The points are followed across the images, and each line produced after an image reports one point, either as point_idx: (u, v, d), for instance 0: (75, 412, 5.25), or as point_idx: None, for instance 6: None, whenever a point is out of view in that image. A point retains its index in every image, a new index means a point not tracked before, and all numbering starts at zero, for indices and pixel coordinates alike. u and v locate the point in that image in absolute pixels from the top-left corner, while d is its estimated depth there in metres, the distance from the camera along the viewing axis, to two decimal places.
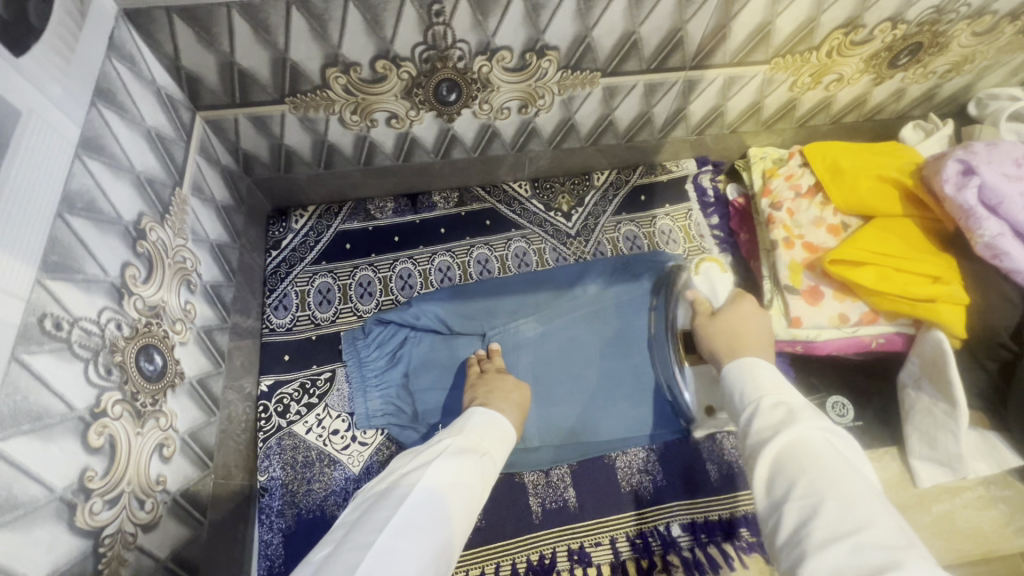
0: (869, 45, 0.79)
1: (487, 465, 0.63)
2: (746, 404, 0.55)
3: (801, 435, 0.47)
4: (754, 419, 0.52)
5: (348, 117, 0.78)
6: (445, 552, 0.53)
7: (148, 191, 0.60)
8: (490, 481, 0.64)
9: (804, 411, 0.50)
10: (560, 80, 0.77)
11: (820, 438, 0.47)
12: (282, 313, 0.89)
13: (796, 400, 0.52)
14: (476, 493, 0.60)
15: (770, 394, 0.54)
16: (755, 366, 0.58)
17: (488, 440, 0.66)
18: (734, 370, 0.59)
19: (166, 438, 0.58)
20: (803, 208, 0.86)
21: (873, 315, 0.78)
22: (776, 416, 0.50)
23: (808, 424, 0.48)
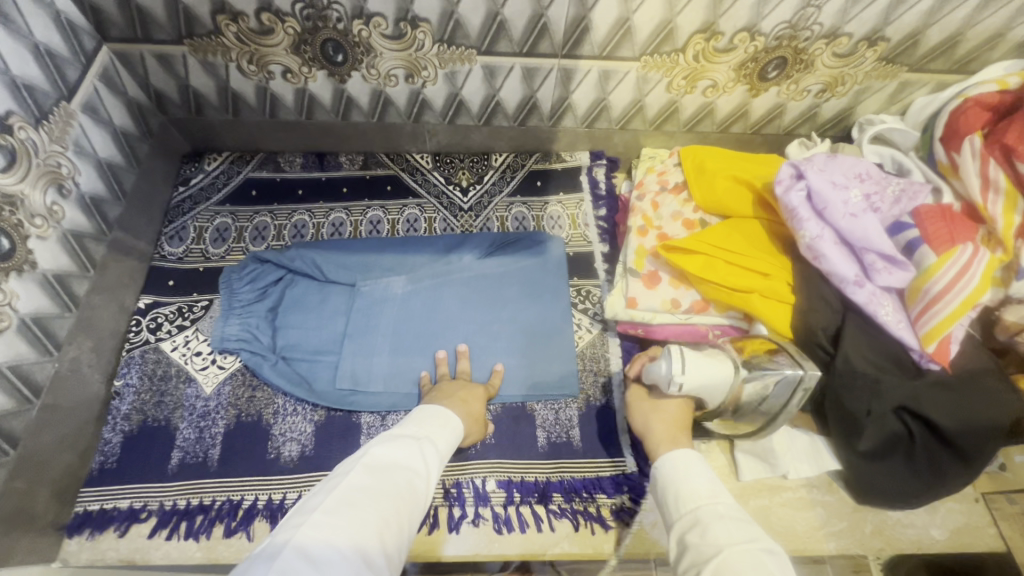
0: (733, 53, 0.84)
1: (430, 447, 0.68)
2: (681, 518, 0.58)
3: (735, 559, 0.50)
4: (693, 534, 0.55)
5: (245, 66, 0.86)
6: (388, 530, 0.56)
7: (25, 95, 0.68)
8: (437, 464, 0.68)
9: (729, 529, 0.53)
10: (438, 54, 0.84)
11: (749, 556, 0.50)
12: (176, 243, 0.96)
13: (725, 513, 0.56)
14: (419, 474, 0.64)
15: (701, 505, 0.58)
16: (690, 469, 0.62)
17: (427, 428, 0.70)
18: (671, 469, 0.63)
19: (0, 312, 0.65)
20: (666, 202, 0.91)
21: (704, 304, 0.82)
22: (703, 533, 0.54)
23: (739, 549, 0.51)
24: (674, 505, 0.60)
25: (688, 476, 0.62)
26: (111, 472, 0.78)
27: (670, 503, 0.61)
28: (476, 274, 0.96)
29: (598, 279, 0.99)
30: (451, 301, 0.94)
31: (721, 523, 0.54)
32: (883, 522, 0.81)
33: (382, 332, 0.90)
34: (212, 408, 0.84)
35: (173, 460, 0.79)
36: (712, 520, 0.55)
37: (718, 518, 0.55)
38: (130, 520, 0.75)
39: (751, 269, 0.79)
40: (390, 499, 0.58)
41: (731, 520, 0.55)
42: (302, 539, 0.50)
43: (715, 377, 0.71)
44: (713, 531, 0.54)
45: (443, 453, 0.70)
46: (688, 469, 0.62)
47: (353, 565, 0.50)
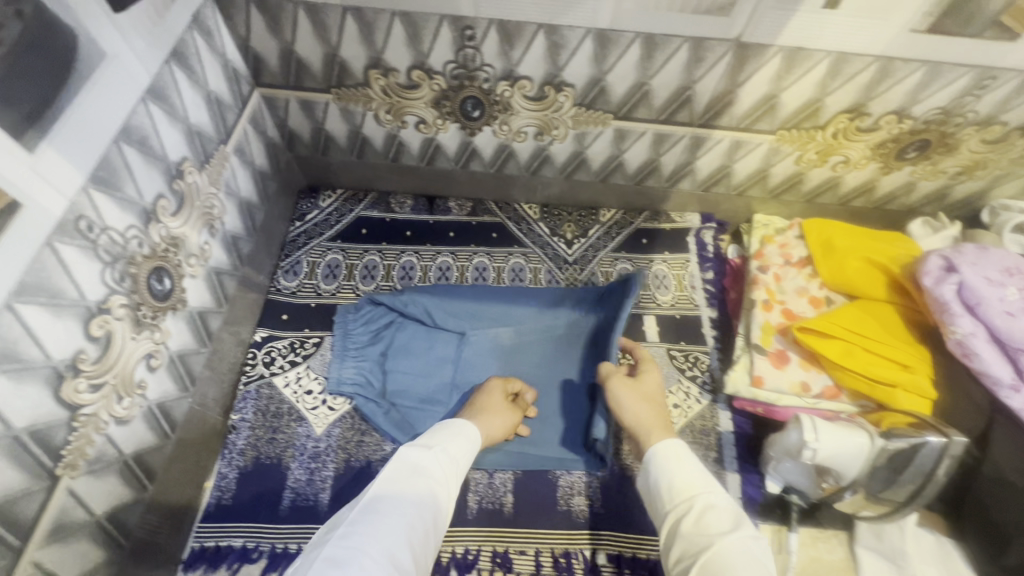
0: (876, 133, 0.82)
1: (445, 450, 0.67)
2: (671, 501, 0.61)
3: (727, 548, 0.53)
4: (683, 524, 0.58)
5: (382, 115, 0.88)
6: (414, 534, 0.56)
7: (196, 141, 0.70)
8: (453, 468, 0.67)
9: (726, 516, 0.57)
10: (574, 116, 0.84)
11: (742, 544, 0.54)
12: (291, 277, 0.98)
13: (714, 502, 0.59)
14: (439, 481, 0.63)
15: (693, 491, 0.60)
16: (680, 456, 0.64)
17: (445, 433, 0.70)
18: (658, 457, 0.65)
19: (156, 351, 0.66)
20: (789, 276, 0.89)
21: (835, 390, 0.78)
22: (701, 521, 0.57)
23: (728, 538, 0.54)
24: (664, 490, 0.62)
25: (677, 464, 0.64)
26: (226, 508, 0.78)
27: (660, 491, 0.63)
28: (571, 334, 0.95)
29: (706, 345, 0.96)
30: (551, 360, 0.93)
31: (711, 512, 0.58)
32: None
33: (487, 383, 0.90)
34: (322, 450, 0.84)
35: (284, 501, 0.80)
36: (705, 509, 0.58)
37: (713, 505, 0.58)
38: (243, 560, 0.75)
39: (890, 359, 0.76)
40: (413, 504, 0.59)
41: (720, 511, 0.58)
42: (328, 553, 0.51)
43: (853, 450, 0.65)
44: (705, 520, 0.57)
45: (461, 455, 0.69)
46: (679, 456, 0.64)
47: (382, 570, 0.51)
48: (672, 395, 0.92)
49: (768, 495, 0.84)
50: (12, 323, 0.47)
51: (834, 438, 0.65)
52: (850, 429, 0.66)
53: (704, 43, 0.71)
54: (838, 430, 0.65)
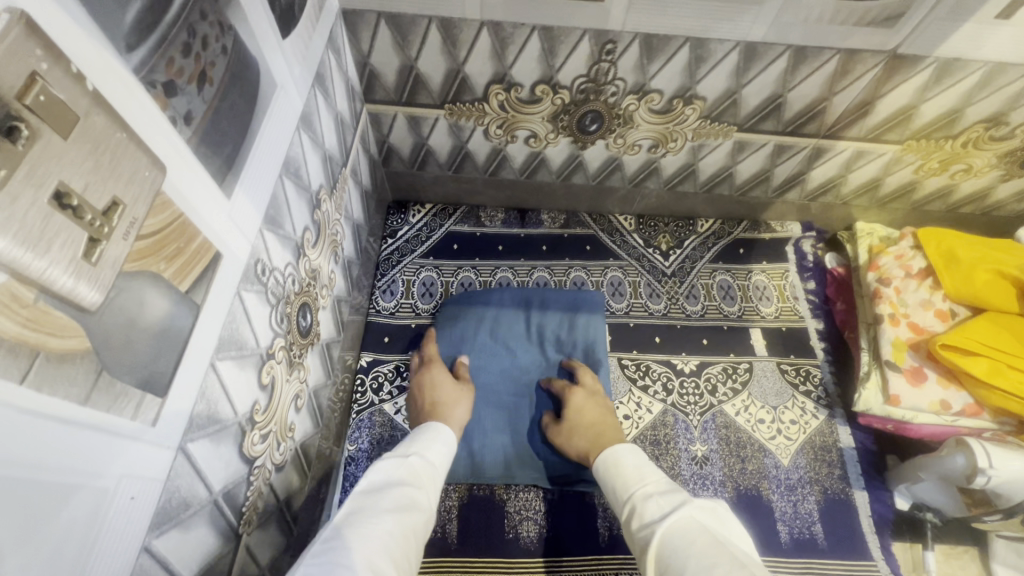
0: (1008, 142, 0.80)
1: (418, 458, 0.64)
2: (624, 502, 0.61)
3: (669, 526, 0.53)
4: (632, 520, 0.57)
5: (491, 130, 0.85)
6: (392, 538, 0.51)
7: (328, 167, 0.67)
8: (431, 477, 0.64)
9: (662, 499, 0.57)
10: (696, 128, 0.81)
11: (688, 518, 0.53)
12: (388, 297, 0.95)
13: (652, 490, 0.59)
14: (418, 489, 0.60)
15: (637, 485, 0.61)
16: (618, 459, 0.65)
17: (421, 444, 0.67)
18: (602, 471, 0.66)
19: (300, 391, 0.63)
20: (911, 288, 0.86)
21: (976, 407, 0.77)
22: (644, 510, 0.57)
23: (668, 517, 0.53)
24: (617, 494, 0.62)
25: (617, 465, 0.64)
26: None
27: (613, 499, 0.63)
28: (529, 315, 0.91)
29: (816, 359, 0.94)
30: (535, 351, 0.89)
31: (650, 500, 0.58)
32: None
33: (495, 403, 0.85)
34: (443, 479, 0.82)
35: None
36: (643, 499, 0.58)
37: (651, 492, 0.58)
38: None
39: None
40: (389, 509, 0.54)
41: (657, 495, 0.58)
42: (301, 572, 0.45)
43: None
44: (645, 508, 0.57)
45: (437, 466, 0.66)
46: (618, 458, 0.65)
47: (365, 573, 0.45)
48: (789, 411, 0.90)
49: (899, 512, 0.82)
50: (215, 383, 0.43)
51: (1009, 466, 0.64)
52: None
53: (855, 56, 0.68)
54: (1013, 456, 0.64)
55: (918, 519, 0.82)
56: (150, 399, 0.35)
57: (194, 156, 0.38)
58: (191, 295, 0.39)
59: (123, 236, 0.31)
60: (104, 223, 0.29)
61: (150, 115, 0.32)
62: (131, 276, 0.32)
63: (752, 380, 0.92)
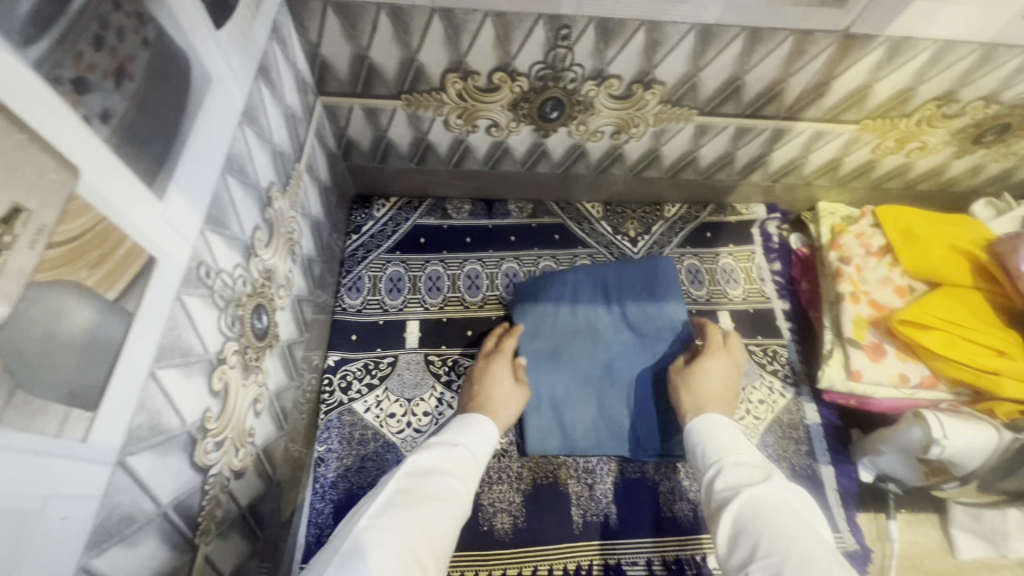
0: (959, 119, 0.82)
1: (461, 449, 0.68)
2: (710, 461, 0.66)
3: (762, 494, 0.58)
4: (716, 479, 0.63)
5: (452, 120, 0.83)
6: (432, 530, 0.55)
7: (279, 163, 0.65)
8: (472, 467, 0.67)
9: (760, 472, 0.61)
10: (657, 113, 0.81)
11: (782, 493, 0.58)
12: (355, 294, 0.94)
13: (743, 460, 0.64)
14: (458, 478, 0.64)
15: (731, 452, 0.66)
16: (716, 425, 0.70)
17: (464, 434, 0.70)
18: (701, 428, 0.71)
19: (260, 394, 0.62)
20: (871, 266, 0.88)
21: (932, 379, 0.79)
22: (733, 474, 0.62)
23: (762, 485, 0.59)
24: (702, 458, 0.68)
25: (714, 433, 0.69)
26: None
27: (700, 457, 0.68)
28: (566, 306, 0.91)
29: (782, 338, 0.96)
30: (576, 339, 0.90)
31: (739, 467, 0.63)
32: None
33: (553, 380, 0.87)
34: None
35: None
36: (733, 466, 0.63)
37: (747, 464, 0.63)
38: None
39: (987, 346, 0.76)
40: (432, 500, 0.59)
41: (751, 467, 0.63)
42: (352, 542, 0.51)
43: (980, 445, 0.66)
44: (735, 475, 0.62)
45: (478, 456, 0.70)
46: (716, 428, 0.70)
47: (404, 560, 0.50)
48: (757, 390, 0.91)
49: (862, 484, 0.85)
50: (156, 392, 0.42)
51: (961, 436, 0.66)
52: (974, 427, 0.66)
53: (809, 36, 0.68)
54: (964, 427, 0.66)
55: (879, 490, 0.84)
56: (79, 414, 0.33)
57: (114, 156, 0.36)
58: (122, 302, 0.37)
59: (30, 245, 0.29)
60: (4, 231, 0.27)
61: (56, 113, 0.30)
62: (44, 287, 0.30)
63: None
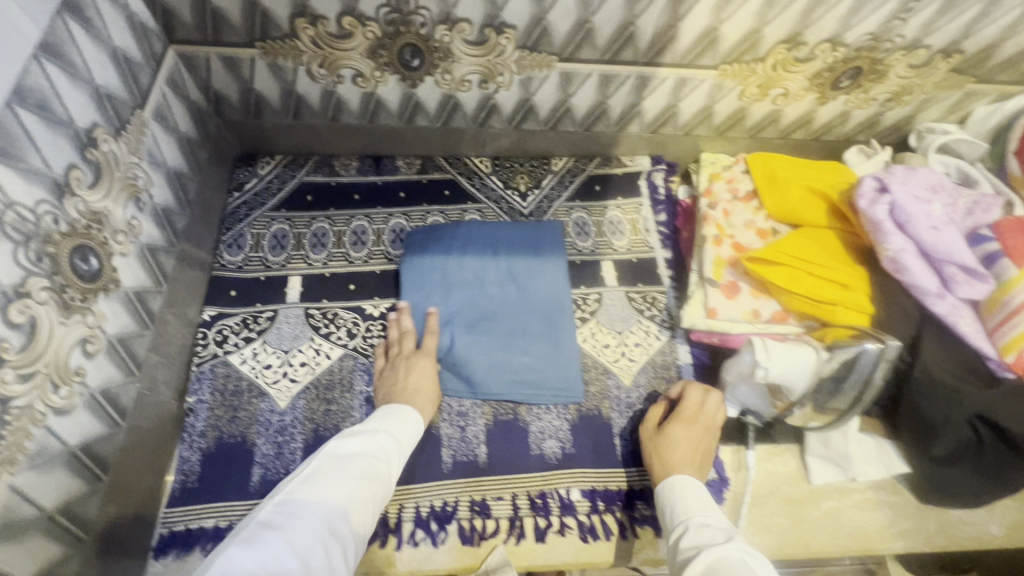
0: (812, 63, 0.84)
1: (388, 436, 0.69)
2: (678, 519, 0.66)
3: (723, 554, 0.58)
4: (684, 539, 0.63)
5: (315, 69, 0.83)
6: (354, 507, 0.59)
7: (106, 105, 0.64)
8: (398, 453, 0.69)
9: (722, 534, 0.61)
10: (518, 60, 0.82)
11: (740, 555, 0.57)
12: (235, 251, 0.93)
13: (710, 521, 0.64)
14: (380, 461, 0.66)
15: (697, 511, 0.66)
16: (683, 483, 0.70)
17: (391, 422, 0.72)
18: (665, 488, 0.71)
19: (91, 335, 0.62)
20: (737, 210, 0.91)
21: (784, 314, 0.83)
22: (701, 534, 0.62)
23: (723, 546, 0.59)
24: (669, 517, 0.68)
25: (683, 491, 0.69)
26: (193, 491, 0.76)
27: (667, 517, 0.68)
28: (457, 255, 0.94)
29: (662, 285, 0.99)
30: (465, 291, 0.92)
31: (706, 528, 0.63)
32: (945, 521, 0.86)
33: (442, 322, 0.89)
34: (288, 423, 0.82)
35: (254, 477, 0.78)
36: (701, 527, 0.63)
37: (711, 525, 0.63)
38: (218, 540, 0.74)
39: (832, 280, 0.80)
40: (355, 479, 0.61)
41: (716, 529, 0.63)
42: (268, 517, 0.54)
43: (801, 366, 0.72)
44: (699, 536, 0.62)
45: (405, 443, 0.71)
46: (685, 485, 0.70)
47: (321, 534, 0.54)
48: (634, 334, 0.94)
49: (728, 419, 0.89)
50: None
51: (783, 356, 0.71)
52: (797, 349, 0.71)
53: None
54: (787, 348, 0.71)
55: (740, 423, 0.88)
56: None
57: None
58: None
59: None
60: None
61: None
62: None
63: (600, 309, 0.96)
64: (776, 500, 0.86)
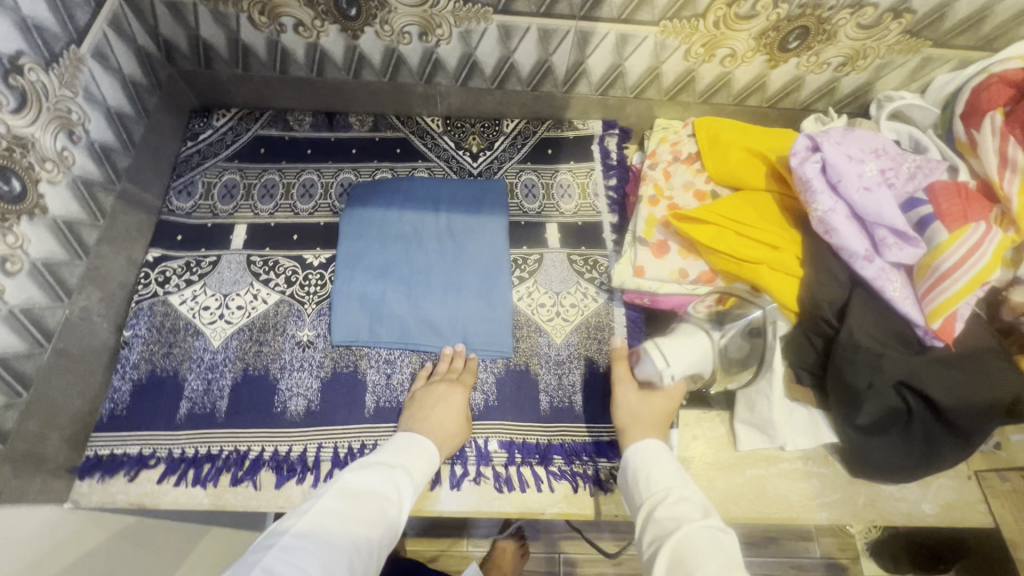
0: (755, 21, 0.82)
1: (401, 475, 0.67)
2: (651, 490, 0.65)
3: (702, 530, 0.57)
4: (659, 510, 0.62)
5: (256, 17, 0.86)
6: (360, 553, 0.57)
7: (34, 36, 0.66)
8: (410, 492, 0.67)
9: (699, 508, 0.61)
10: (453, 11, 0.82)
11: (715, 530, 0.58)
12: (185, 198, 0.96)
13: (687, 494, 0.63)
14: (389, 502, 0.64)
15: (674, 484, 0.65)
16: (660, 456, 0.69)
17: (405, 455, 0.70)
18: (639, 457, 0.69)
19: (12, 255, 0.66)
20: (678, 171, 0.92)
21: (711, 275, 0.86)
22: (677, 507, 0.61)
23: (700, 522, 0.58)
24: (642, 483, 0.67)
25: (661, 462, 0.68)
26: (121, 418, 0.80)
27: (640, 485, 0.67)
28: (394, 209, 0.95)
29: (605, 250, 0.97)
30: (400, 245, 0.93)
31: (682, 501, 0.62)
32: (876, 495, 0.84)
33: (376, 273, 0.91)
34: (219, 361, 0.85)
35: (181, 410, 0.81)
36: (678, 500, 0.62)
37: (686, 497, 0.63)
38: (140, 467, 0.77)
39: (760, 241, 0.80)
40: (361, 522, 0.60)
41: (692, 503, 0.62)
42: (271, 560, 0.53)
43: (698, 354, 0.77)
44: (676, 508, 0.61)
45: (418, 481, 0.69)
46: (661, 456, 0.69)
47: None
48: (571, 295, 0.93)
49: None
50: None
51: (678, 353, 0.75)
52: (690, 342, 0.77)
53: None
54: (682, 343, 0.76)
55: None
56: None
57: None
58: None
59: None
60: None
61: None
62: None
63: (540, 269, 0.95)
64: (701, 465, 0.84)
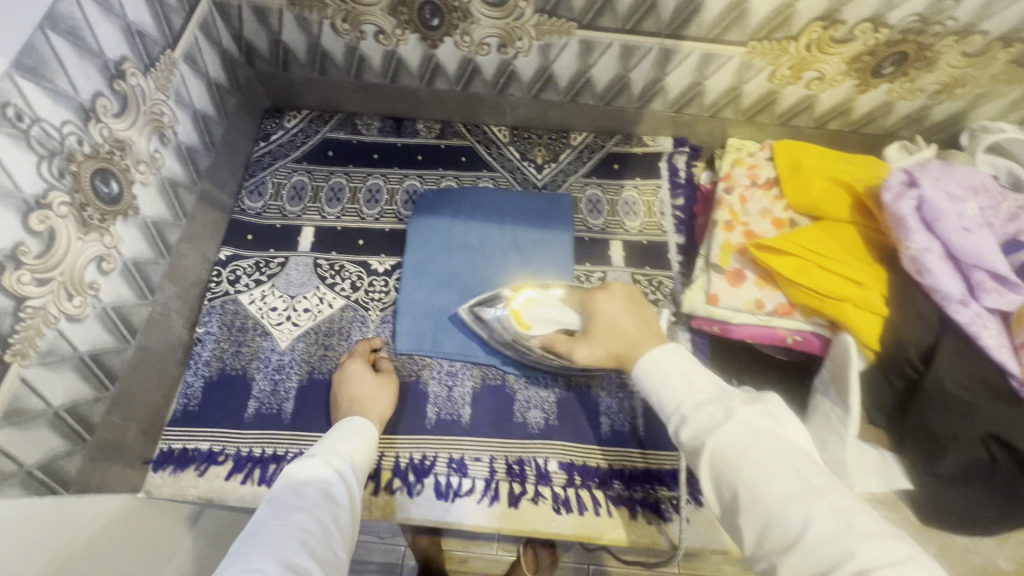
0: (851, 45, 0.79)
1: (332, 457, 0.62)
2: (667, 408, 0.57)
3: (730, 442, 0.51)
4: (682, 428, 0.55)
5: (338, 24, 0.87)
6: (314, 534, 0.51)
7: (137, 42, 0.68)
8: (350, 471, 0.62)
9: (718, 407, 0.54)
10: (537, 25, 0.81)
11: (744, 431, 0.51)
12: (256, 199, 0.97)
13: (702, 396, 0.56)
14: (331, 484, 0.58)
15: (683, 393, 0.57)
16: (660, 358, 0.61)
17: (335, 442, 0.65)
18: (646, 377, 0.61)
19: (107, 255, 0.68)
20: (754, 197, 0.89)
21: (789, 307, 0.81)
22: (701, 418, 0.54)
23: (727, 432, 0.51)
24: (657, 398, 0.59)
25: (669, 368, 0.59)
26: (193, 413, 0.81)
27: (656, 402, 0.59)
28: (461, 220, 0.95)
29: (671, 270, 0.95)
30: (465, 256, 0.93)
31: (701, 408, 0.55)
32: (948, 545, 0.81)
33: (441, 284, 0.91)
34: (286, 362, 0.86)
35: (249, 409, 0.82)
36: (694, 407, 0.55)
37: (702, 403, 0.55)
38: (210, 461, 0.78)
39: (844, 276, 0.77)
40: (303, 511, 0.53)
41: (714, 403, 0.55)
42: None
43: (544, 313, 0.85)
44: (696, 418, 0.54)
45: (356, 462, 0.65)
46: (663, 358, 0.60)
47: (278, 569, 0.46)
48: None
49: None
50: None
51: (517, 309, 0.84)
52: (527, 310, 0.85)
53: None
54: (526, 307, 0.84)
55: None
56: None
57: None
58: None
59: None
60: None
61: None
62: None
63: None
64: None
